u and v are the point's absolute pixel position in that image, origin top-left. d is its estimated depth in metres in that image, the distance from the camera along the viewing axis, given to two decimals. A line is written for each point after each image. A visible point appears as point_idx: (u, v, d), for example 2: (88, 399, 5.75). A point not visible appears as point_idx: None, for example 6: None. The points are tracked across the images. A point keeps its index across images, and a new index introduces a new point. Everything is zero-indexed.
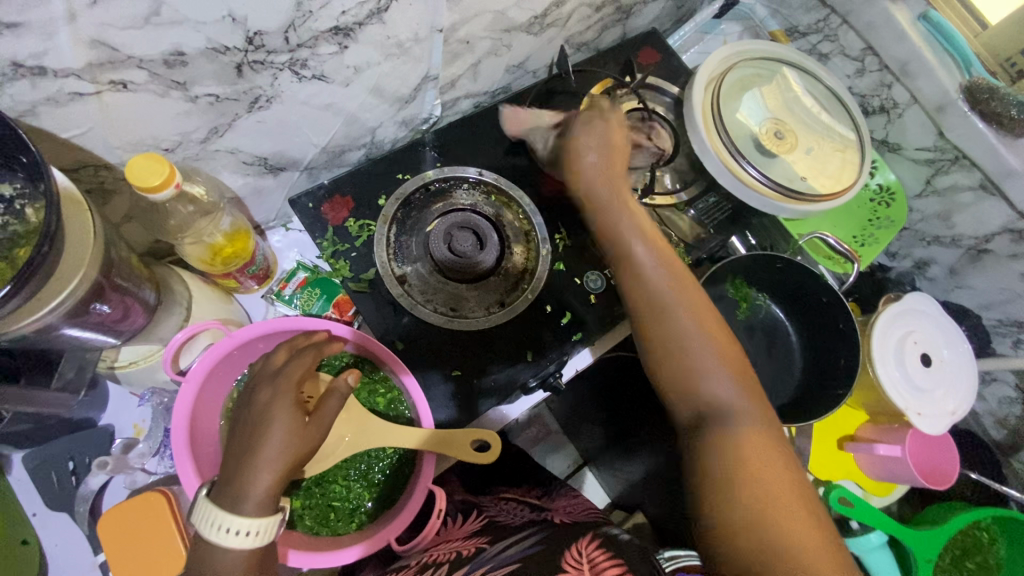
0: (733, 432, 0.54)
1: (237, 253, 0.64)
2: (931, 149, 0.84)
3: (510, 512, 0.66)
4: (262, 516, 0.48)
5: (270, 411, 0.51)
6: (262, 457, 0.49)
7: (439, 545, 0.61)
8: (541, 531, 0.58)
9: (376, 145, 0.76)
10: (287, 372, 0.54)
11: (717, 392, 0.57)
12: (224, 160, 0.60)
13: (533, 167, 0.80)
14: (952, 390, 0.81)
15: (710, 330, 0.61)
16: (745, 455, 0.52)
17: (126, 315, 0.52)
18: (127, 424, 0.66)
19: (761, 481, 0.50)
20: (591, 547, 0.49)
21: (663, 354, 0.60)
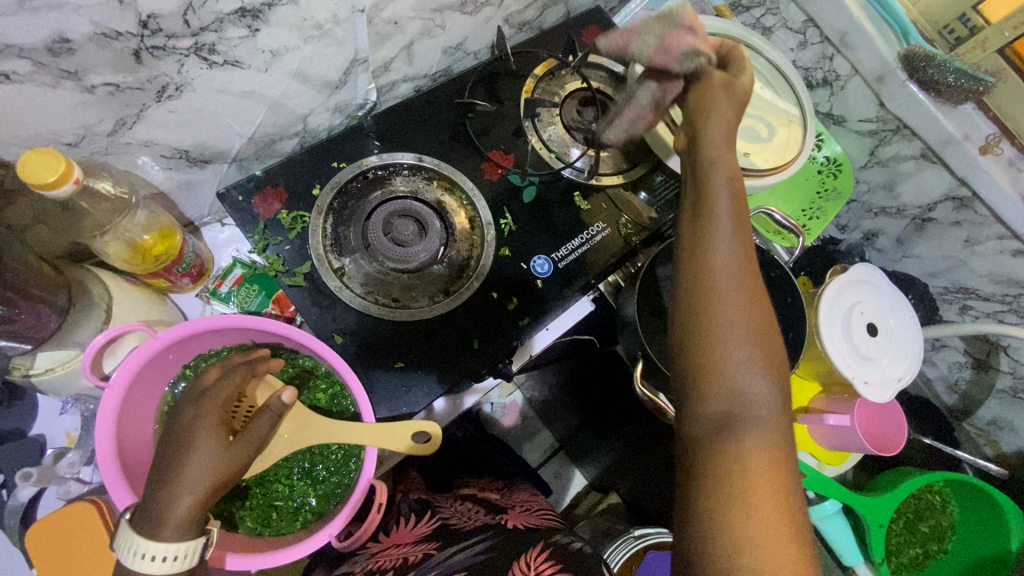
0: (747, 456, 0.43)
1: (164, 251, 0.61)
2: (874, 120, 0.85)
3: (464, 515, 0.66)
4: (183, 540, 0.48)
5: (191, 433, 0.51)
6: (184, 480, 0.49)
7: (387, 551, 0.61)
8: (491, 538, 0.57)
9: (310, 133, 0.74)
10: (212, 392, 0.54)
11: (746, 389, 0.46)
12: (139, 153, 0.57)
13: (475, 151, 0.78)
14: (899, 357, 0.82)
15: (762, 322, 0.47)
16: (755, 484, 0.42)
17: (36, 321, 0.51)
18: (60, 433, 0.64)
19: (764, 517, 0.41)
20: (540, 560, 0.51)
21: (699, 321, 0.48)
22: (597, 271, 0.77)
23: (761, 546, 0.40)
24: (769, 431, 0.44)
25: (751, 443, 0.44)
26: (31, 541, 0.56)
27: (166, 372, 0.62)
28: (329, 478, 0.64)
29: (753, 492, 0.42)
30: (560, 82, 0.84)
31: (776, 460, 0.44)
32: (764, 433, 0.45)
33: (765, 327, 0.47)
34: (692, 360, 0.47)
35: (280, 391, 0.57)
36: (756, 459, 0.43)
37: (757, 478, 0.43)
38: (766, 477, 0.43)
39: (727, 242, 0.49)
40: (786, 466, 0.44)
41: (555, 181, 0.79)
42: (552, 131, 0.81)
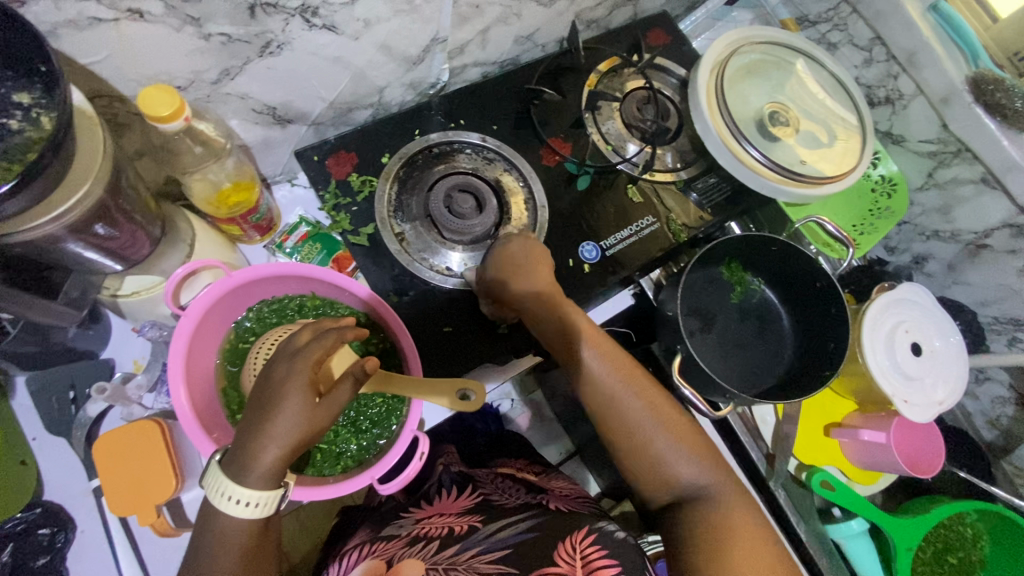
0: (717, 515, 0.56)
1: (240, 202, 0.66)
2: (934, 141, 0.85)
3: (505, 491, 0.70)
4: (263, 490, 0.51)
5: (283, 389, 0.49)
6: (272, 433, 0.49)
7: (432, 520, 0.66)
8: (537, 516, 0.62)
9: (383, 106, 0.78)
10: (306, 352, 0.51)
11: (682, 471, 0.59)
12: (234, 104, 0.62)
13: (536, 138, 0.81)
14: (941, 379, 0.81)
15: (679, 417, 0.62)
16: (733, 529, 0.55)
17: (132, 243, 0.54)
18: (127, 359, 0.68)
19: (750, 554, 0.53)
20: (586, 543, 0.57)
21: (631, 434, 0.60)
22: (641, 263, 0.79)
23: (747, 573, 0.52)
24: (717, 493, 0.58)
25: (727, 515, 0.56)
26: (103, 444, 0.60)
27: (233, 310, 0.66)
28: (372, 430, 0.67)
29: (734, 538, 0.54)
30: (622, 79, 0.86)
31: (729, 495, 0.58)
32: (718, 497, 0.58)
33: (668, 414, 0.62)
34: (639, 465, 0.60)
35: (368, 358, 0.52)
36: (724, 512, 0.56)
37: (734, 526, 0.55)
38: (739, 524, 0.56)
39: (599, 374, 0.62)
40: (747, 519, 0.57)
41: (610, 173, 0.82)
42: (611, 125, 0.84)
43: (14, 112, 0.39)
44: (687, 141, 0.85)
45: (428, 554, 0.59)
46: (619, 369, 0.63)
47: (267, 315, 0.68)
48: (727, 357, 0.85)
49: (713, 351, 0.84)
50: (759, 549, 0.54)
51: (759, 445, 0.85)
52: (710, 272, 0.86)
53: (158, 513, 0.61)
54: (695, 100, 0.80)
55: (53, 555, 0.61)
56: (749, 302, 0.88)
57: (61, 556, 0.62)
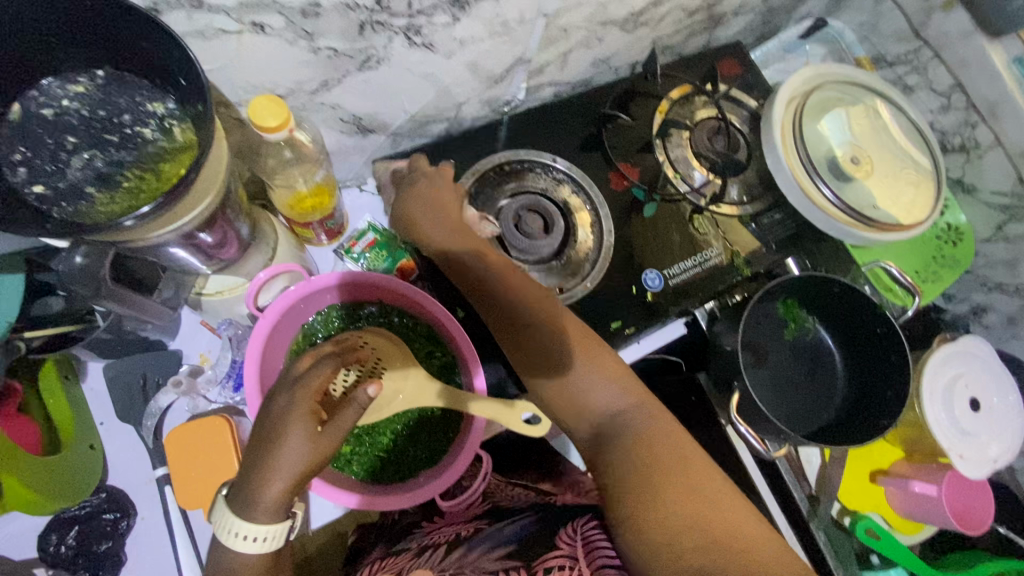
0: (633, 439, 0.54)
1: (316, 206, 0.67)
2: (1009, 194, 0.83)
3: (515, 497, 0.68)
4: (271, 524, 0.50)
5: (286, 421, 0.50)
6: (275, 467, 0.49)
7: (443, 531, 0.63)
8: (541, 513, 0.61)
9: (458, 121, 0.79)
10: (305, 381, 0.52)
11: (606, 404, 0.57)
12: (325, 113, 0.63)
13: (605, 162, 0.82)
14: (998, 437, 0.80)
15: (579, 332, 0.61)
16: (650, 453, 0.52)
17: (223, 243, 0.55)
18: (195, 352, 0.69)
19: (688, 484, 0.51)
20: (586, 527, 0.55)
21: (552, 363, 0.59)
22: (703, 295, 0.79)
23: (675, 499, 0.49)
24: (628, 412, 0.56)
25: (648, 442, 0.53)
26: (167, 442, 0.62)
27: (304, 312, 0.67)
28: (430, 442, 0.68)
29: (656, 469, 0.51)
30: (694, 108, 0.86)
31: (661, 431, 0.54)
32: (648, 424, 0.55)
33: (581, 333, 0.61)
34: (550, 389, 0.59)
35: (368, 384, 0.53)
36: (639, 433, 0.54)
37: (649, 445, 0.53)
38: (660, 447, 0.53)
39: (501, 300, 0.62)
40: (673, 444, 0.53)
41: (676, 202, 0.81)
42: (680, 153, 0.83)
43: (149, 121, 0.40)
44: (755, 175, 0.85)
45: (436, 560, 0.55)
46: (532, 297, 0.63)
47: (335, 320, 0.69)
48: (778, 395, 0.84)
49: (766, 387, 0.84)
50: (682, 465, 0.52)
51: (803, 485, 0.83)
52: (766, 309, 0.85)
53: None
54: (770, 136, 0.79)
55: (116, 540, 0.63)
56: (802, 342, 0.88)
57: (123, 541, 0.63)
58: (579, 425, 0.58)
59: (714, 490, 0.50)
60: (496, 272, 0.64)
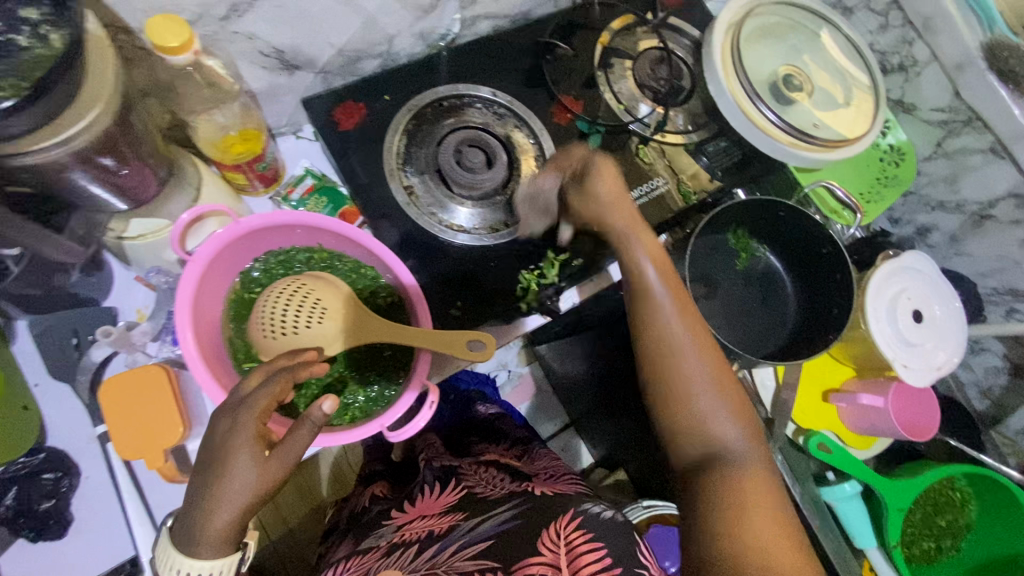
0: (740, 482, 0.48)
1: (246, 149, 0.64)
2: (945, 109, 0.85)
3: (489, 483, 0.73)
4: (219, 558, 0.49)
5: (229, 446, 0.47)
6: (220, 500, 0.47)
7: (414, 524, 0.68)
8: (519, 505, 0.65)
9: (392, 57, 0.76)
10: (251, 402, 0.49)
11: (727, 442, 0.51)
12: (242, 45, 0.60)
13: (548, 95, 0.80)
14: (941, 345, 0.82)
15: (725, 373, 0.53)
16: (753, 499, 0.47)
17: (141, 184, 0.53)
18: (129, 309, 0.67)
19: (764, 527, 0.46)
20: (570, 529, 0.59)
21: (669, 380, 0.52)
22: (651, 225, 0.78)
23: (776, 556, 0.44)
24: (749, 463, 0.50)
25: (753, 490, 0.48)
26: (107, 387, 0.59)
27: (245, 254, 0.65)
28: (380, 382, 0.67)
29: (754, 510, 0.46)
30: (635, 38, 0.85)
31: (765, 481, 0.49)
32: (758, 472, 0.49)
33: (717, 363, 0.53)
34: (681, 417, 0.52)
35: (320, 401, 0.49)
36: (751, 478, 0.48)
37: (752, 489, 0.48)
38: (763, 495, 0.48)
39: (658, 307, 0.54)
40: (776, 495, 0.48)
41: (620, 133, 0.81)
42: (624, 84, 0.82)
43: (23, 28, 0.37)
44: (700, 103, 0.84)
45: (407, 560, 0.61)
46: (681, 305, 0.55)
47: (275, 267, 0.67)
48: (731, 322, 0.86)
49: (719, 316, 0.85)
50: (778, 521, 0.46)
51: (759, 408, 0.85)
52: (716, 240, 0.86)
53: (165, 458, 0.60)
54: (710, 59, 0.78)
55: (59, 498, 0.62)
56: (754, 270, 0.89)
57: (67, 500, 0.62)
58: (685, 452, 0.52)
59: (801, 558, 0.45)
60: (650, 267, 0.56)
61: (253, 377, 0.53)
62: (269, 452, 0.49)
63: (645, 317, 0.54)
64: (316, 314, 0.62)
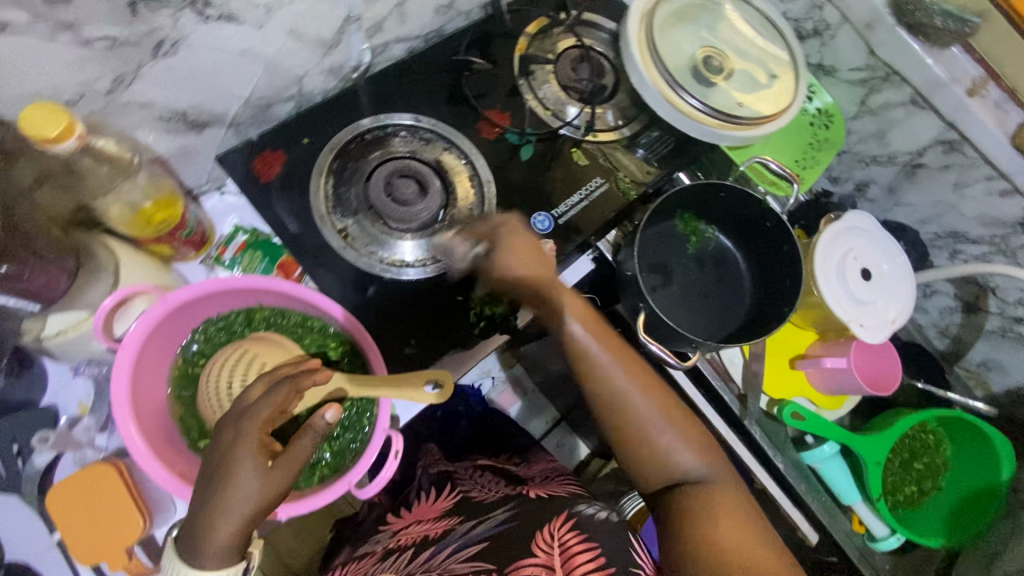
0: (707, 498, 0.58)
1: (165, 219, 0.60)
2: (863, 68, 0.86)
3: (484, 487, 0.73)
4: (222, 564, 0.52)
5: (234, 450, 0.51)
6: (224, 508, 0.50)
7: (411, 528, 0.68)
8: (513, 507, 0.64)
9: (306, 97, 0.74)
10: (255, 412, 0.52)
11: (684, 462, 0.60)
12: (138, 114, 0.57)
13: (473, 111, 0.78)
14: (892, 300, 0.84)
15: (661, 395, 0.62)
16: (723, 514, 0.57)
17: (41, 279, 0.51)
18: (71, 402, 0.63)
19: (734, 536, 0.55)
20: (564, 530, 0.57)
21: (625, 425, 0.61)
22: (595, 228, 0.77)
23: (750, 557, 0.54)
24: (706, 476, 0.59)
25: (722, 504, 0.58)
26: (55, 495, 0.57)
27: (188, 322, 0.63)
28: (344, 434, 0.66)
29: (723, 520, 0.56)
30: (553, 40, 0.84)
31: (729, 492, 0.59)
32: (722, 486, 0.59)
33: (664, 401, 0.62)
34: (644, 453, 0.60)
35: (323, 411, 0.53)
36: (713, 495, 0.58)
37: (719, 505, 0.57)
38: (730, 507, 0.58)
39: (605, 362, 0.61)
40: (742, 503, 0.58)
41: (553, 139, 0.80)
42: (548, 89, 0.81)
43: None
44: (627, 97, 0.84)
45: (402, 566, 0.61)
46: (623, 360, 0.62)
47: (216, 334, 0.65)
48: (691, 307, 0.86)
49: (677, 303, 0.85)
50: (745, 526, 0.56)
51: (731, 387, 0.86)
52: (664, 228, 0.86)
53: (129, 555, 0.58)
54: (628, 53, 0.78)
55: None
56: (706, 252, 0.89)
57: None
58: (653, 481, 0.61)
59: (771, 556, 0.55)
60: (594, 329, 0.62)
61: (257, 388, 0.55)
62: (271, 461, 0.52)
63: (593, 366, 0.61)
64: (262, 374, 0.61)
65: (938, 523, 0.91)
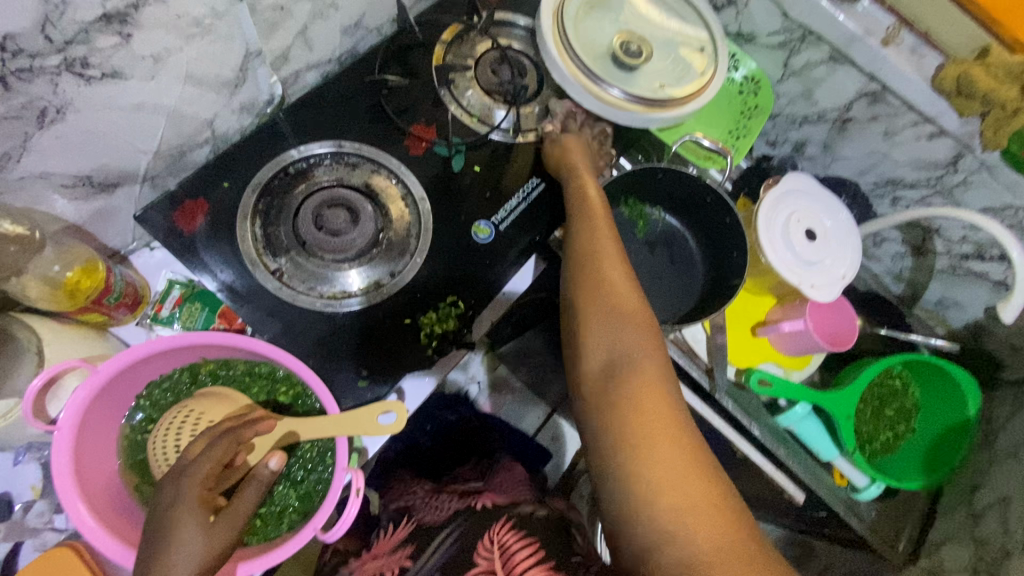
0: (636, 387, 0.54)
1: (92, 285, 0.60)
2: (780, 32, 0.86)
3: (439, 509, 0.68)
4: None
5: (174, 514, 0.48)
6: (166, 573, 0.46)
7: (368, 564, 0.65)
8: (460, 524, 0.62)
9: (222, 138, 0.72)
10: (192, 469, 0.51)
11: (624, 350, 0.57)
12: (36, 186, 0.55)
13: (397, 127, 0.76)
14: (840, 256, 0.85)
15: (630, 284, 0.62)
16: (645, 410, 0.52)
17: None
18: (25, 488, 0.60)
19: (659, 451, 0.50)
20: (505, 532, 0.58)
21: (586, 273, 0.63)
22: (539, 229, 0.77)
23: (650, 463, 0.50)
24: (646, 361, 0.56)
25: (645, 394, 0.53)
26: None
27: (132, 389, 0.61)
28: (308, 477, 0.65)
29: (645, 423, 0.51)
30: (469, 45, 0.82)
31: (658, 386, 0.54)
32: (654, 380, 0.55)
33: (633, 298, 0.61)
34: (599, 326, 0.60)
35: (268, 459, 0.55)
36: (642, 381, 0.54)
37: (640, 402, 0.53)
38: (656, 405, 0.52)
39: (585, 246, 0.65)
40: (671, 406, 0.53)
41: (482, 144, 0.78)
42: (471, 95, 0.80)
43: None
44: (552, 92, 0.83)
45: None
46: (609, 255, 0.64)
47: (161, 398, 0.63)
48: (647, 292, 0.86)
49: None
50: (665, 429, 0.51)
51: (697, 362, 0.87)
52: (609, 218, 0.87)
53: None
54: (543, 48, 0.76)
55: None
56: (654, 235, 0.89)
57: None
58: (594, 353, 0.59)
59: (689, 466, 0.49)
60: (584, 228, 0.67)
61: (197, 444, 0.54)
62: (214, 517, 0.51)
63: (580, 240, 0.66)
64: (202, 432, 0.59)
65: (917, 468, 0.92)
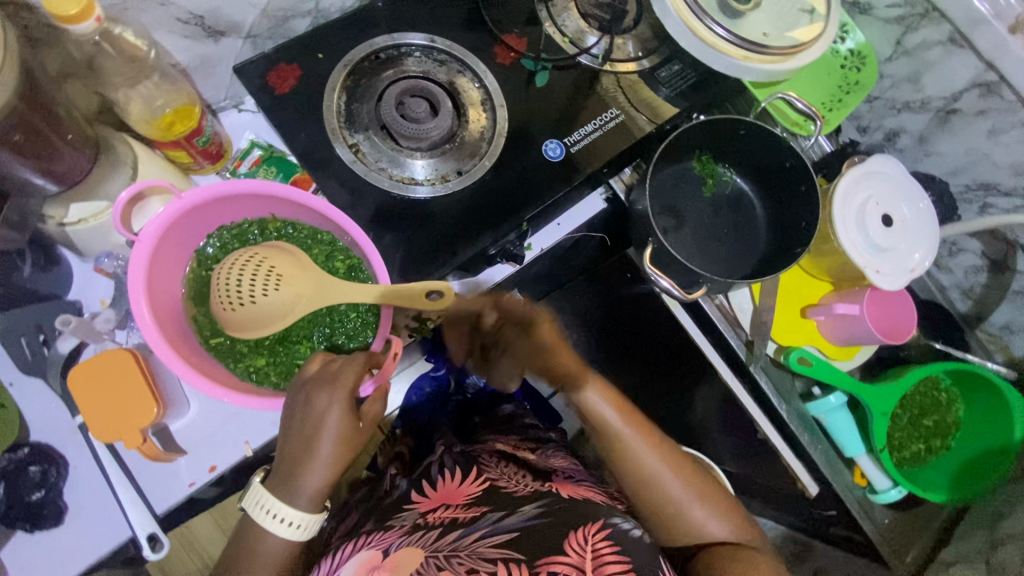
0: (745, 557, 0.57)
1: (183, 128, 0.62)
2: (901, 5, 0.82)
3: (512, 477, 0.64)
4: (309, 513, 0.55)
5: (325, 418, 0.56)
6: (316, 459, 0.55)
7: (435, 511, 0.60)
8: (548, 503, 0.56)
9: (323, 13, 0.74)
10: (342, 382, 0.56)
11: (714, 528, 0.60)
12: (156, 12, 0.59)
13: (489, 33, 0.77)
14: (914, 245, 0.82)
15: (679, 462, 0.63)
16: (760, 572, 0.55)
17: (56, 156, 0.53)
18: (94, 300, 0.66)
19: None
20: (599, 537, 0.51)
21: (645, 481, 0.61)
22: (600, 162, 0.75)
23: None
24: (739, 537, 0.60)
25: (758, 563, 0.56)
26: (81, 367, 0.60)
27: (206, 228, 0.65)
28: (348, 344, 0.68)
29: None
30: None
31: (761, 557, 0.58)
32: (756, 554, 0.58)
33: (692, 475, 0.63)
34: (674, 517, 0.60)
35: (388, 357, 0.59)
36: (754, 558, 0.57)
37: (753, 565, 0.56)
38: (772, 570, 0.56)
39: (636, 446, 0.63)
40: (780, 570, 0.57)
41: (569, 65, 0.78)
42: (567, 16, 0.79)
43: None
44: (648, 29, 0.81)
45: (428, 544, 0.54)
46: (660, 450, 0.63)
47: (230, 241, 0.66)
48: (703, 249, 0.85)
49: (689, 244, 0.84)
50: None
51: (738, 332, 0.87)
52: (678, 169, 0.85)
53: (143, 438, 0.60)
54: None
55: (49, 489, 0.63)
56: (721, 195, 0.88)
57: (57, 490, 0.63)
58: (682, 540, 0.60)
59: None
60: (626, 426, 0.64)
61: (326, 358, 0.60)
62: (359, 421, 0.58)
63: (629, 446, 0.63)
64: (272, 282, 0.61)
65: (943, 483, 0.89)
